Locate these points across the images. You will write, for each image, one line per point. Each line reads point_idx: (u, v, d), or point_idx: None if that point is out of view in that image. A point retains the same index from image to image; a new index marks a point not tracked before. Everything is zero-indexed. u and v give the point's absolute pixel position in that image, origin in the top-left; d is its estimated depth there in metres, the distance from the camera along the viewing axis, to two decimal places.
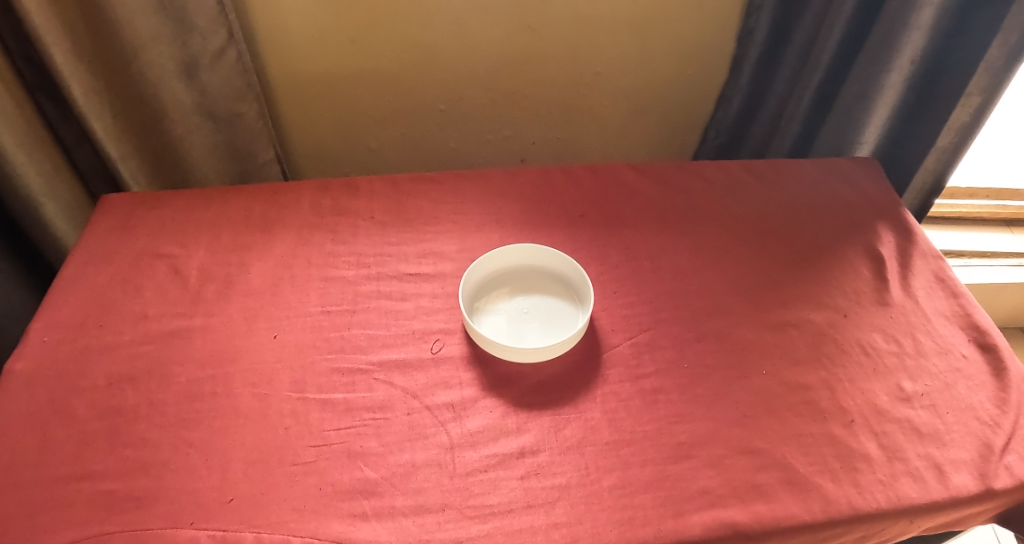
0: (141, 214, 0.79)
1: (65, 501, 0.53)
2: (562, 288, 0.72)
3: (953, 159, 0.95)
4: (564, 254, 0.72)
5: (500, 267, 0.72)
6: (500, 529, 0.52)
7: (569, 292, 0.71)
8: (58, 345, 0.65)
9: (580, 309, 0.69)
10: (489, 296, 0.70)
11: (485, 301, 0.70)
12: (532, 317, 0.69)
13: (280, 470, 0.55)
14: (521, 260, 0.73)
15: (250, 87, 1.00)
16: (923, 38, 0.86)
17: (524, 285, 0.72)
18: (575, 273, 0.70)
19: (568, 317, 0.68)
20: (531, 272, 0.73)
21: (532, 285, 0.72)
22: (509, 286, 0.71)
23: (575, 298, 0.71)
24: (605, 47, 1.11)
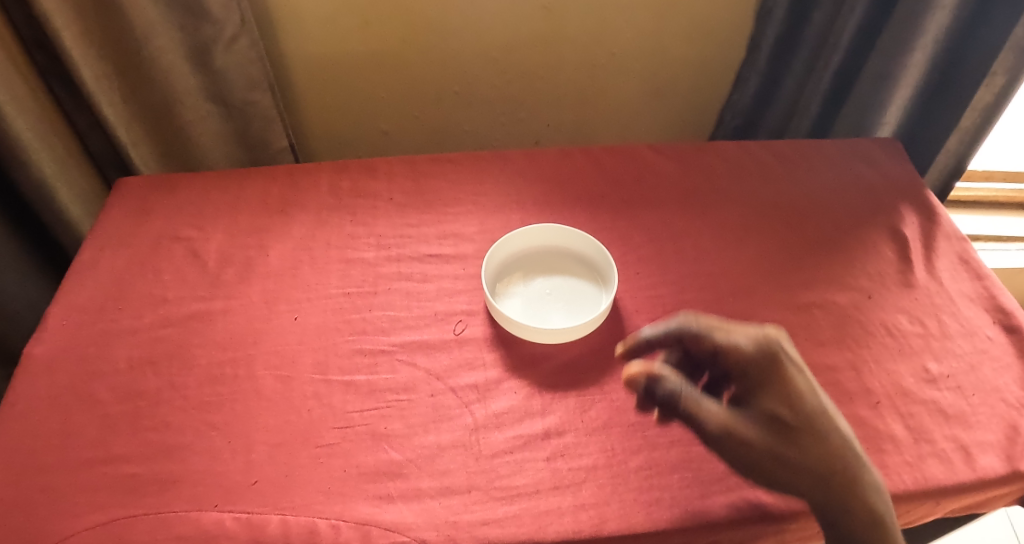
0: (157, 197, 0.78)
1: (90, 485, 0.53)
2: (583, 267, 0.71)
3: (976, 140, 0.93)
4: (587, 236, 0.71)
5: (517, 248, 0.72)
6: (527, 510, 0.52)
7: (592, 270, 0.71)
8: (78, 328, 0.64)
9: (603, 290, 0.68)
10: (510, 277, 0.70)
11: (508, 283, 0.69)
12: (556, 297, 0.68)
13: (305, 452, 0.55)
14: (540, 240, 0.72)
15: (264, 74, 0.98)
16: (947, 17, 0.84)
17: (546, 265, 0.71)
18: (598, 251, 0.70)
19: (593, 296, 0.68)
20: (551, 252, 0.72)
21: (555, 266, 0.71)
22: (529, 266, 0.71)
23: (599, 279, 0.70)
24: (621, 27, 1.09)
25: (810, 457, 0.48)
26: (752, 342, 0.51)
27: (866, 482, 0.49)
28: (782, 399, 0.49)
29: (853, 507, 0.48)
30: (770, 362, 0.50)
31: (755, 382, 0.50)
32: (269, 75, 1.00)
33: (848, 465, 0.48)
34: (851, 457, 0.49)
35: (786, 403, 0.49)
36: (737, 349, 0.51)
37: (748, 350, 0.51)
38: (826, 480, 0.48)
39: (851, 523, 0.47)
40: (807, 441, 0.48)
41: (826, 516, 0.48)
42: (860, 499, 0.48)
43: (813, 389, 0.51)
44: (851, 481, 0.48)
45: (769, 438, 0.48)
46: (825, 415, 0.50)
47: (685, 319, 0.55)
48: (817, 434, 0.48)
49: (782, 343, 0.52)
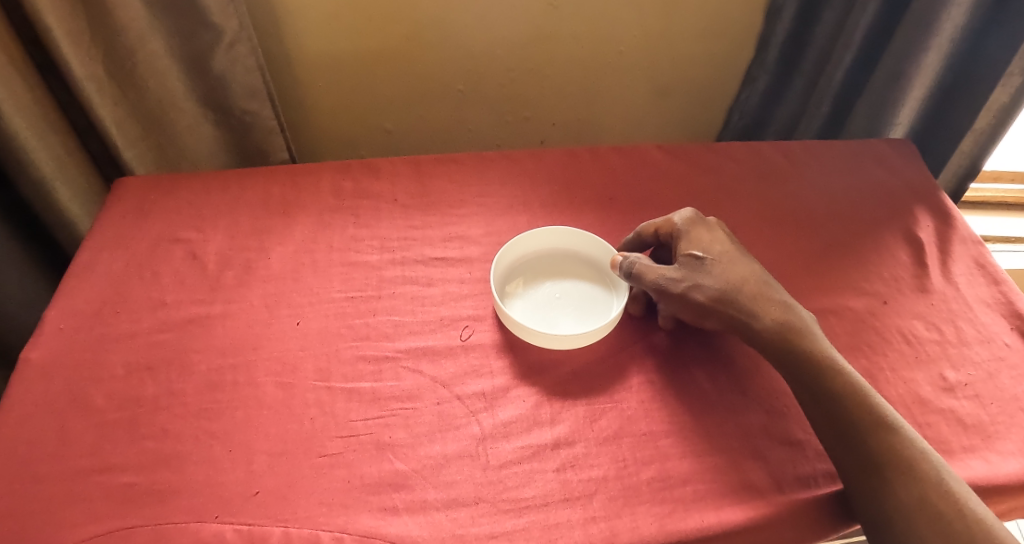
0: (156, 198, 0.76)
1: (86, 496, 0.52)
2: (589, 265, 0.69)
3: (990, 142, 0.91)
4: (597, 238, 0.69)
5: (520, 253, 0.70)
6: (537, 523, 0.50)
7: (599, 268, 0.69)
8: (74, 333, 0.63)
9: (614, 294, 0.67)
10: (517, 283, 0.68)
11: (515, 288, 0.67)
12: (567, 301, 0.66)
13: (307, 463, 0.53)
14: (542, 243, 0.70)
15: (263, 83, 0.98)
16: (963, 15, 0.83)
17: (551, 268, 0.69)
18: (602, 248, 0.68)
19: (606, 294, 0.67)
20: (554, 254, 0.70)
21: (564, 270, 0.69)
22: (534, 270, 0.69)
23: (609, 283, 0.68)
24: (628, 25, 1.07)
25: (766, 319, 0.58)
26: (717, 280, 0.59)
27: (821, 342, 0.57)
28: (739, 271, 0.61)
29: (904, 487, 0.49)
30: (734, 250, 0.63)
31: (718, 255, 0.62)
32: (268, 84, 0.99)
33: (908, 454, 0.50)
34: (820, 342, 0.57)
35: (738, 270, 0.60)
36: (709, 233, 0.64)
37: (719, 239, 0.63)
38: (783, 335, 0.57)
39: (900, 498, 0.48)
40: (838, 391, 0.54)
41: (844, 448, 0.52)
42: (913, 478, 0.49)
43: (764, 271, 0.62)
44: (812, 344, 0.57)
45: (727, 291, 0.59)
46: (771, 285, 0.61)
47: (684, 214, 0.66)
48: (859, 398, 0.54)
49: (742, 277, 0.60)
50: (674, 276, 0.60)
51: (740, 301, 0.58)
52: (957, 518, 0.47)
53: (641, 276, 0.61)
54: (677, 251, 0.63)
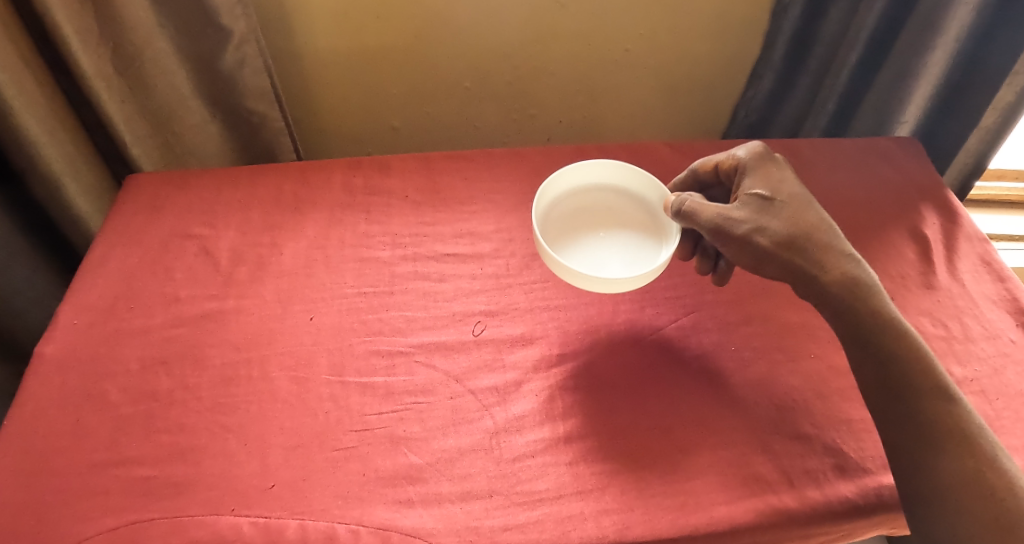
0: (168, 194, 0.77)
1: (103, 488, 0.52)
2: (626, 201, 0.70)
3: (996, 139, 0.93)
4: (651, 181, 0.68)
5: (555, 196, 0.70)
6: (550, 516, 0.51)
7: (636, 202, 0.70)
8: (89, 328, 0.63)
9: (661, 241, 0.67)
10: (561, 229, 0.68)
11: (562, 235, 0.67)
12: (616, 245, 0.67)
13: (322, 456, 0.54)
14: (574, 182, 0.70)
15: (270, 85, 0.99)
16: (971, 14, 0.83)
17: (590, 211, 0.70)
18: (638, 177, 0.69)
19: (652, 232, 0.68)
20: (588, 195, 0.71)
21: (614, 215, 0.69)
22: (573, 215, 0.69)
23: (657, 229, 0.68)
24: (635, 23, 1.08)
25: (830, 270, 0.56)
26: (785, 223, 0.57)
27: (883, 299, 0.55)
28: (805, 216, 0.58)
29: (960, 461, 0.48)
30: (803, 194, 0.60)
31: (786, 197, 0.59)
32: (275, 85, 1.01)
33: (965, 426, 0.49)
34: (884, 300, 0.55)
35: (808, 215, 0.58)
36: (778, 175, 0.61)
37: (788, 181, 0.61)
38: (847, 287, 0.55)
39: (954, 473, 0.47)
40: (902, 356, 0.52)
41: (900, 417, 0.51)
42: (970, 452, 0.48)
43: (833, 220, 0.60)
44: (876, 302, 0.55)
45: (792, 235, 0.57)
46: (838, 234, 0.59)
47: (751, 150, 0.64)
48: (922, 365, 0.52)
49: (810, 223, 0.58)
50: (736, 215, 0.58)
51: (803, 247, 0.56)
52: (1007, 494, 0.46)
53: (694, 213, 0.58)
54: (742, 188, 0.61)
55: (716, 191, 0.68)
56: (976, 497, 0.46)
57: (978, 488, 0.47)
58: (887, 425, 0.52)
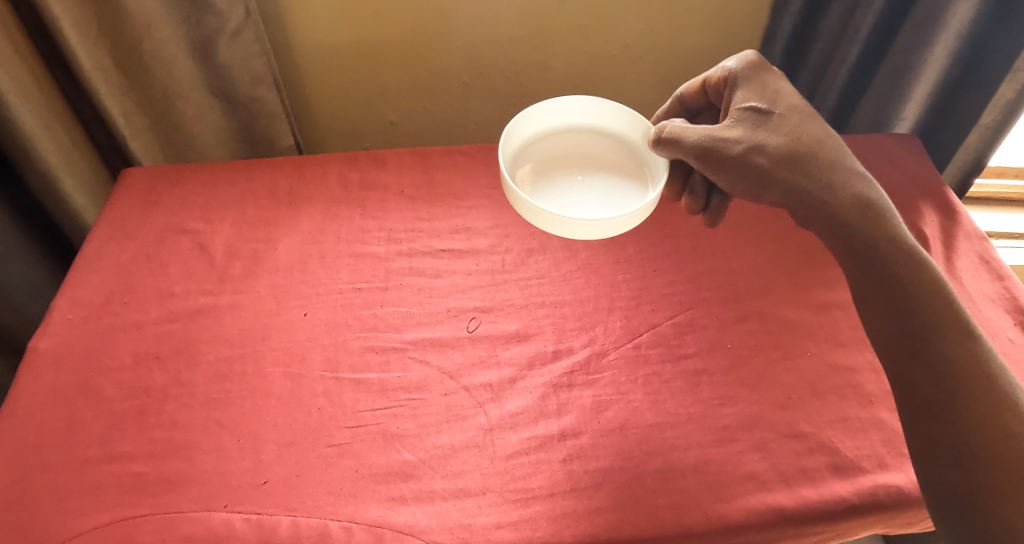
0: (164, 188, 0.77)
1: (96, 484, 0.52)
2: (601, 138, 0.71)
3: (996, 137, 0.92)
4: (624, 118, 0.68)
5: (525, 137, 0.69)
6: (543, 513, 0.50)
7: (614, 137, 0.70)
8: (83, 322, 0.63)
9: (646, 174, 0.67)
10: (538, 168, 0.67)
11: (539, 173, 0.67)
12: (598, 179, 0.66)
13: (315, 452, 0.54)
14: (543, 122, 0.70)
15: (269, 70, 0.98)
16: (970, 10, 0.82)
17: (566, 149, 0.69)
18: (612, 110, 0.69)
19: (636, 167, 0.68)
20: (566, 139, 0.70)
21: (596, 156, 0.69)
22: (548, 154, 0.69)
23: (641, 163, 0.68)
24: (634, 18, 1.07)
25: (840, 189, 0.52)
26: (783, 139, 0.54)
27: (892, 217, 0.52)
28: (806, 126, 0.55)
29: (980, 409, 0.44)
30: (802, 104, 0.57)
31: (785, 110, 0.56)
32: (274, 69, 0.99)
33: (984, 367, 0.46)
34: (896, 221, 0.52)
35: (808, 128, 0.55)
36: (773, 86, 0.58)
37: (785, 91, 0.58)
38: (858, 207, 0.52)
39: (974, 423, 0.43)
40: (912, 279, 0.49)
41: (915, 362, 0.47)
42: (989, 396, 0.44)
43: (837, 134, 0.56)
44: (891, 225, 0.51)
45: (793, 148, 0.54)
46: (843, 147, 0.55)
47: (745, 59, 0.60)
48: (939, 303, 0.48)
49: (811, 137, 0.54)
50: (730, 134, 0.55)
51: (806, 160, 0.53)
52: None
53: (681, 136, 0.56)
54: (735, 103, 0.58)
55: (705, 117, 0.67)
56: (995, 446, 0.43)
57: (996, 436, 0.43)
58: (903, 372, 0.48)
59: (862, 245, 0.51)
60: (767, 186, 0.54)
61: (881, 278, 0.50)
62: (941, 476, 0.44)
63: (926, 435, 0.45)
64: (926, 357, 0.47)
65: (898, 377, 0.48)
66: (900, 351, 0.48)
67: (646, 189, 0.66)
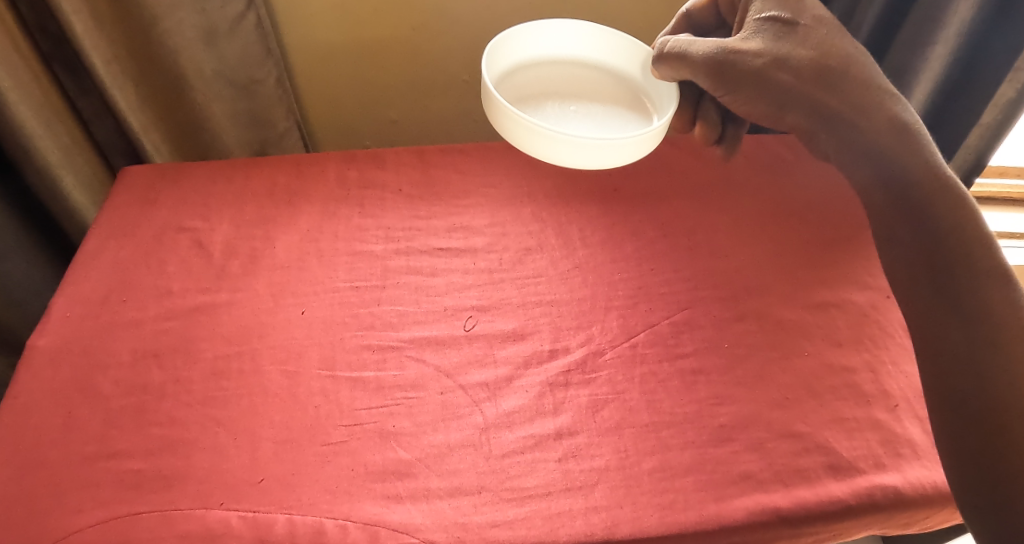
0: (162, 186, 0.77)
1: (92, 481, 0.52)
2: (593, 70, 0.73)
3: (996, 136, 0.94)
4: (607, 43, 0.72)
5: (517, 60, 0.71)
6: (538, 512, 0.51)
7: (596, 68, 0.73)
8: (80, 320, 0.63)
9: (637, 98, 0.71)
10: (531, 96, 0.69)
11: (532, 97, 0.69)
12: (594, 109, 0.69)
13: (311, 450, 0.54)
14: (519, 54, 0.71)
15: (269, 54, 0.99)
16: (971, 10, 0.82)
17: (557, 78, 0.72)
18: (606, 37, 0.72)
19: (630, 97, 0.71)
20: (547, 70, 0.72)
21: (584, 85, 0.71)
22: (540, 81, 0.71)
23: (629, 90, 0.72)
24: (635, 16, 1.07)
25: (867, 106, 0.51)
26: (808, 50, 0.53)
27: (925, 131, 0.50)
28: (829, 39, 0.54)
29: (1014, 356, 0.41)
30: (825, 17, 0.56)
31: (809, 22, 0.55)
32: (275, 54, 1.00)
33: (1023, 316, 0.42)
34: (931, 140, 0.50)
35: (833, 41, 0.54)
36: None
37: (807, 2, 0.56)
38: (890, 124, 0.50)
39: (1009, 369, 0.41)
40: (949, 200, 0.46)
41: (937, 293, 0.45)
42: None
43: (863, 48, 0.55)
44: (923, 141, 0.49)
45: (818, 61, 0.52)
46: (871, 61, 0.54)
47: None
48: (973, 225, 0.45)
49: (836, 49, 0.53)
50: (749, 45, 0.54)
51: (832, 73, 0.52)
52: None
53: (690, 54, 0.56)
54: (752, 13, 0.57)
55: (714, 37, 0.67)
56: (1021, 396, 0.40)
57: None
58: (930, 308, 0.46)
59: (888, 163, 0.49)
60: (786, 102, 0.53)
61: (908, 196, 0.48)
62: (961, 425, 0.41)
63: (949, 384, 0.43)
64: (954, 289, 0.44)
65: (920, 315, 0.46)
66: (925, 275, 0.46)
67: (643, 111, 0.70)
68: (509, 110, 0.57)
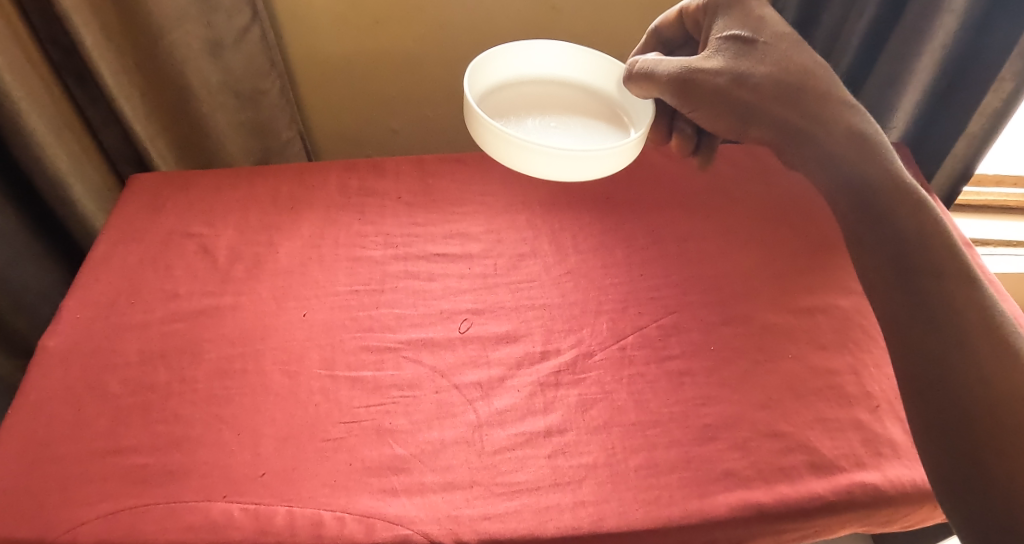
0: (169, 194, 0.79)
1: (100, 475, 0.55)
2: (573, 88, 0.76)
3: (984, 145, 0.95)
4: (579, 59, 0.75)
5: (494, 82, 0.73)
6: (528, 506, 0.53)
7: (570, 82, 0.76)
8: (90, 321, 0.66)
9: (614, 109, 0.74)
10: (511, 112, 0.71)
11: (512, 114, 0.71)
12: (572, 123, 0.71)
13: (311, 447, 0.56)
14: (496, 77, 0.74)
15: (272, 65, 1.02)
16: (955, 22, 0.84)
17: (537, 96, 0.74)
18: (579, 55, 0.75)
19: (608, 112, 0.74)
20: (524, 88, 0.75)
21: (562, 101, 0.74)
22: (518, 100, 0.73)
23: (605, 102, 0.75)
24: (630, 29, 1.10)
25: (826, 118, 0.53)
26: (767, 66, 0.56)
27: (883, 142, 0.53)
28: (789, 54, 0.56)
29: (981, 349, 0.43)
30: (787, 30, 0.58)
31: (769, 38, 0.58)
32: (278, 65, 1.04)
33: (986, 309, 0.44)
34: (890, 152, 0.52)
35: (793, 55, 0.56)
36: (756, 12, 0.59)
37: (770, 18, 0.59)
38: (849, 135, 0.52)
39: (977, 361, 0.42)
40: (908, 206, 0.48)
41: (901, 291, 0.47)
42: (992, 345, 0.43)
43: (824, 60, 0.57)
44: (881, 150, 0.52)
45: (776, 75, 0.55)
46: (831, 74, 0.56)
47: None
48: (936, 227, 0.47)
49: (794, 63, 0.56)
50: (709, 64, 0.57)
51: (789, 87, 0.55)
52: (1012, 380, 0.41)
53: (655, 73, 0.60)
54: (715, 33, 0.60)
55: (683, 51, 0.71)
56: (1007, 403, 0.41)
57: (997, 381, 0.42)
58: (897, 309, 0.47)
59: (849, 173, 0.52)
60: (748, 115, 0.56)
61: (867, 203, 0.50)
62: (948, 443, 0.42)
63: (927, 392, 0.44)
64: (919, 289, 0.46)
65: (887, 317, 0.48)
66: (889, 277, 0.48)
67: (621, 121, 0.73)
68: (496, 127, 0.60)
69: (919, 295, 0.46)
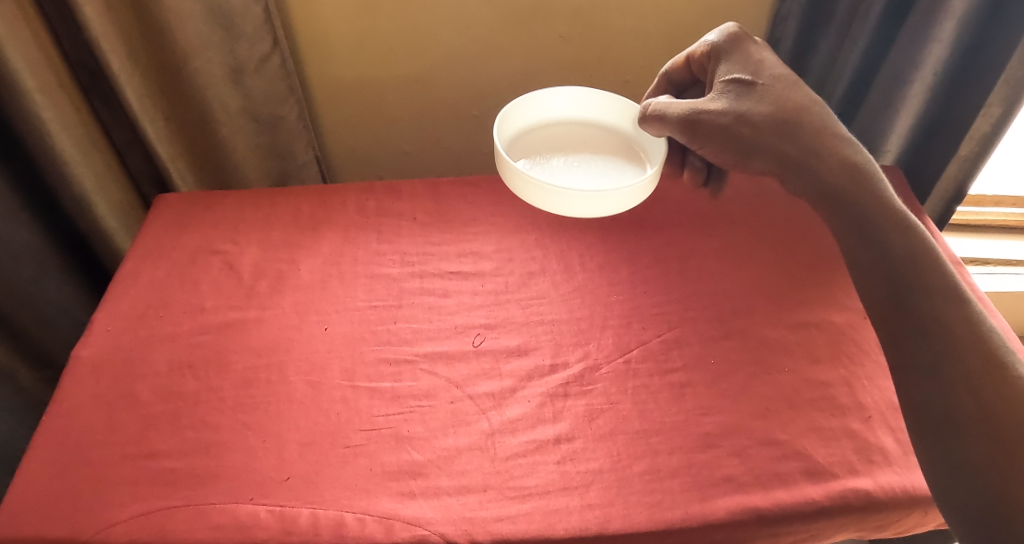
0: (195, 212, 0.84)
1: (133, 477, 0.58)
2: (594, 128, 0.81)
3: (975, 167, 0.99)
4: (599, 101, 0.80)
5: (519, 126, 0.79)
6: (538, 508, 0.56)
7: (592, 123, 0.81)
8: (121, 333, 0.70)
9: (632, 146, 0.78)
10: (536, 153, 0.76)
11: (537, 155, 0.76)
12: (593, 161, 0.76)
13: (333, 452, 0.60)
14: (521, 121, 0.79)
15: (292, 91, 1.05)
16: (944, 52, 0.89)
17: (561, 137, 0.79)
18: (598, 98, 0.79)
19: (627, 150, 0.78)
20: (549, 129, 0.80)
21: (583, 140, 0.79)
22: (543, 141, 0.78)
23: (624, 140, 0.79)
24: (635, 57, 1.15)
25: (823, 153, 0.57)
26: (767, 107, 0.60)
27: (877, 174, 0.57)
28: (786, 94, 0.60)
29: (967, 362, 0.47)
30: (785, 71, 0.62)
31: (768, 79, 0.62)
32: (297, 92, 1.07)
33: (978, 327, 0.48)
34: (883, 183, 0.57)
35: (790, 94, 0.60)
36: (756, 56, 0.64)
37: (768, 61, 0.63)
38: (844, 168, 0.57)
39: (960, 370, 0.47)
40: (900, 233, 0.53)
41: (898, 313, 0.51)
42: (980, 360, 0.47)
43: (819, 97, 0.61)
44: (873, 182, 0.56)
45: (776, 114, 0.59)
46: (827, 110, 0.60)
47: (725, 32, 0.66)
48: (927, 253, 0.52)
49: (791, 102, 0.60)
50: (714, 106, 0.62)
51: (788, 126, 0.59)
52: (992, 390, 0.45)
53: (666, 116, 0.64)
54: (718, 77, 0.64)
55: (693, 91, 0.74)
56: (1006, 419, 0.44)
57: (985, 394, 0.45)
58: (893, 325, 0.51)
59: (847, 202, 0.56)
60: (751, 152, 0.60)
61: (866, 231, 0.54)
62: (945, 453, 0.46)
63: (923, 407, 0.48)
64: (916, 312, 0.50)
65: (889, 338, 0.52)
66: (885, 300, 0.52)
67: (639, 158, 0.77)
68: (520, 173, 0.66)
69: (914, 315, 0.50)
